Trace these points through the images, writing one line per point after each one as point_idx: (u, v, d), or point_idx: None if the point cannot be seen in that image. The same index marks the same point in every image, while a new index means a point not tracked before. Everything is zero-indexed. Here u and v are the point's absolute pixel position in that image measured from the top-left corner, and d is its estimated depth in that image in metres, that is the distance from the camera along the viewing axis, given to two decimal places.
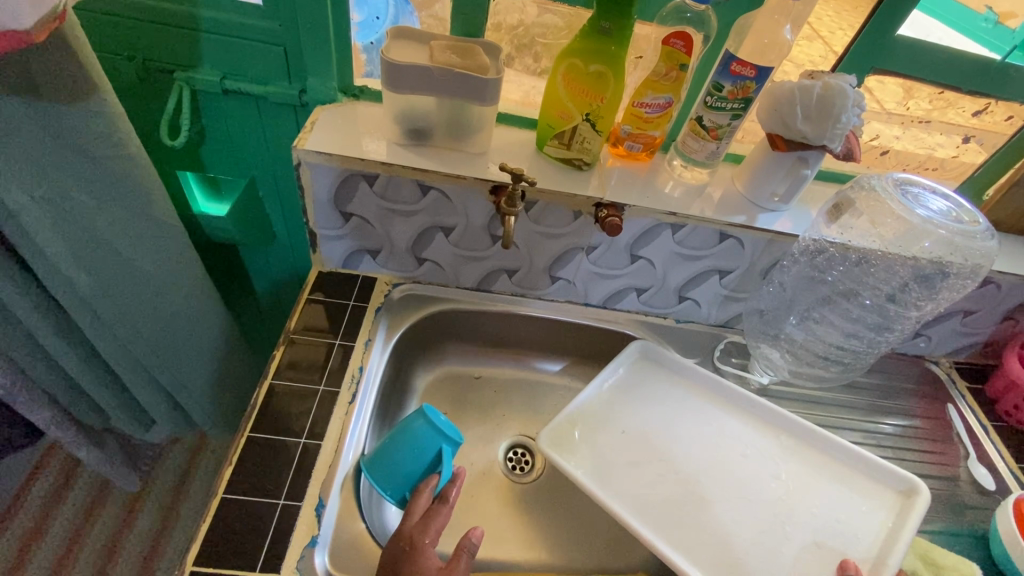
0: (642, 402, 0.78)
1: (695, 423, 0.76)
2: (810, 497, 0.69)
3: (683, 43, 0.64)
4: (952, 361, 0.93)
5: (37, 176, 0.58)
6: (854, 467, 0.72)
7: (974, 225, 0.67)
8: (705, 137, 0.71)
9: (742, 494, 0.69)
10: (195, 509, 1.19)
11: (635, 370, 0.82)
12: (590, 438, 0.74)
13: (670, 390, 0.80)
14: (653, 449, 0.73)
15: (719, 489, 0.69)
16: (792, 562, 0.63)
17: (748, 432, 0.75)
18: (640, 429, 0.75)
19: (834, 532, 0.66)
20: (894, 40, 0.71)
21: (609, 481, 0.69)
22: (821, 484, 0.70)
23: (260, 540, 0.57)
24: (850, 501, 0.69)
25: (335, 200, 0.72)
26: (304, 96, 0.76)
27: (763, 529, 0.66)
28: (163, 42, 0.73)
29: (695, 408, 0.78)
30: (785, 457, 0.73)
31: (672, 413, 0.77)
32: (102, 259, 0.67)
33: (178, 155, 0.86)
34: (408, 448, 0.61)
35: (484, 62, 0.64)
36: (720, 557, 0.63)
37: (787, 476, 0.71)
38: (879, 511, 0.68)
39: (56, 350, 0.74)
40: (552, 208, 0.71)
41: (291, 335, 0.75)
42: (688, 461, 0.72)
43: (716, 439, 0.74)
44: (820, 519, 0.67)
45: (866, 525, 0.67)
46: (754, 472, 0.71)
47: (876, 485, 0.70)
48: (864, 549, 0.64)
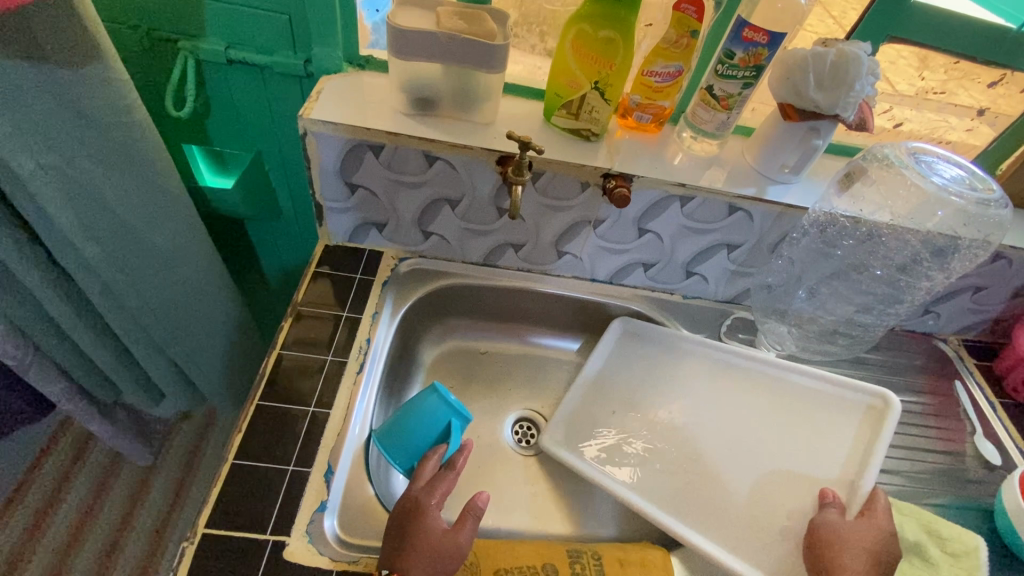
0: (626, 374, 0.79)
1: (676, 387, 0.77)
2: (787, 435, 0.71)
3: (694, 9, 0.63)
4: (960, 339, 0.92)
5: (42, 143, 0.57)
6: (825, 398, 0.74)
7: (988, 193, 0.66)
8: (715, 107, 0.70)
9: (722, 448, 0.71)
10: (205, 483, 1.20)
11: (621, 341, 0.82)
12: (579, 425, 0.75)
13: (651, 357, 0.80)
14: (640, 423, 0.75)
15: (702, 449, 0.71)
16: (776, 500, 0.66)
17: (726, 383, 0.77)
18: (628, 408, 0.76)
19: (809, 464, 0.68)
20: (910, 8, 0.69)
21: (603, 464, 0.71)
22: (795, 421, 0.72)
23: (271, 505, 0.58)
24: (824, 430, 0.71)
25: (342, 171, 0.72)
26: (310, 66, 0.75)
27: (746, 477, 0.68)
28: (165, 10, 0.72)
29: (675, 369, 0.79)
30: (761, 400, 0.75)
31: (656, 380, 0.78)
32: (109, 228, 0.67)
33: (183, 128, 0.86)
34: (418, 420, 0.61)
35: (491, 28, 0.63)
36: (715, 519, 0.65)
37: (763, 421, 0.73)
38: (848, 434, 0.71)
39: (66, 321, 0.74)
40: (560, 179, 0.70)
41: (298, 308, 0.75)
42: (675, 428, 0.74)
43: (697, 398, 0.76)
44: (799, 455, 0.69)
45: (838, 450, 0.69)
46: (734, 425, 0.73)
47: (844, 410, 0.73)
48: (837, 471, 0.67)
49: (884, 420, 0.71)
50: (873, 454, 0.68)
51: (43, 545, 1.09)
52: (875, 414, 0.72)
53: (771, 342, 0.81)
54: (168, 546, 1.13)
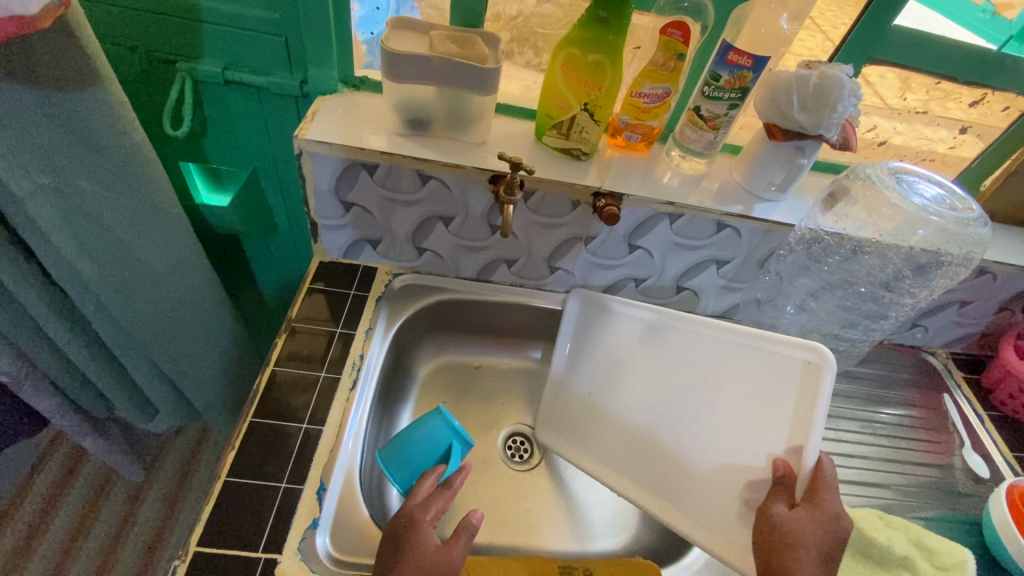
0: (589, 355, 0.79)
1: (631, 363, 0.76)
2: (733, 399, 0.67)
3: (680, 33, 0.64)
4: (948, 352, 0.93)
5: (40, 163, 0.58)
6: (760, 355, 0.66)
7: (967, 212, 0.68)
8: (703, 127, 0.72)
9: (677, 422, 0.70)
10: (198, 497, 1.20)
11: (581, 317, 0.81)
12: (562, 416, 0.79)
13: (608, 335, 0.79)
14: (605, 408, 0.76)
15: (662, 427, 0.71)
16: (733, 471, 0.64)
17: (671, 352, 0.73)
18: (597, 393, 0.78)
19: (755, 431, 0.64)
20: (890, 31, 0.71)
21: (589, 448, 0.76)
22: (736, 385, 0.67)
23: (263, 522, 0.58)
24: (762, 389, 0.65)
25: (336, 189, 0.73)
26: (306, 86, 0.77)
27: (704, 447, 0.67)
28: (162, 31, 0.73)
29: (625, 345, 0.77)
30: (704, 365, 0.70)
31: (611, 359, 0.78)
32: (105, 246, 0.68)
33: (180, 146, 0.87)
34: (421, 439, 0.63)
35: (483, 52, 0.64)
36: (683, 495, 0.67)
37: (710, 389, 0.69)
38: (786, 393, 0.63)
39: (59, 337, 0.75)
40: (551, 197, 0.72)
41: (292, 324, 0.76)
42: (634, 409, 0.74)
43: (646, 376, 0.74)
44: (746, 419, 0.65)
45: (780, 413, 0.63)
46: (684, 396, 0.71)
47: (780, 367, 0.64)
48: (781, 435, 0.62)
49: (824, 370, 0.62)
50: (814, 414, 0.61)
51: (34, 563, 1.08)
52: (813, 369, 0.62)
53: None
54: (160, 562, 1.12)
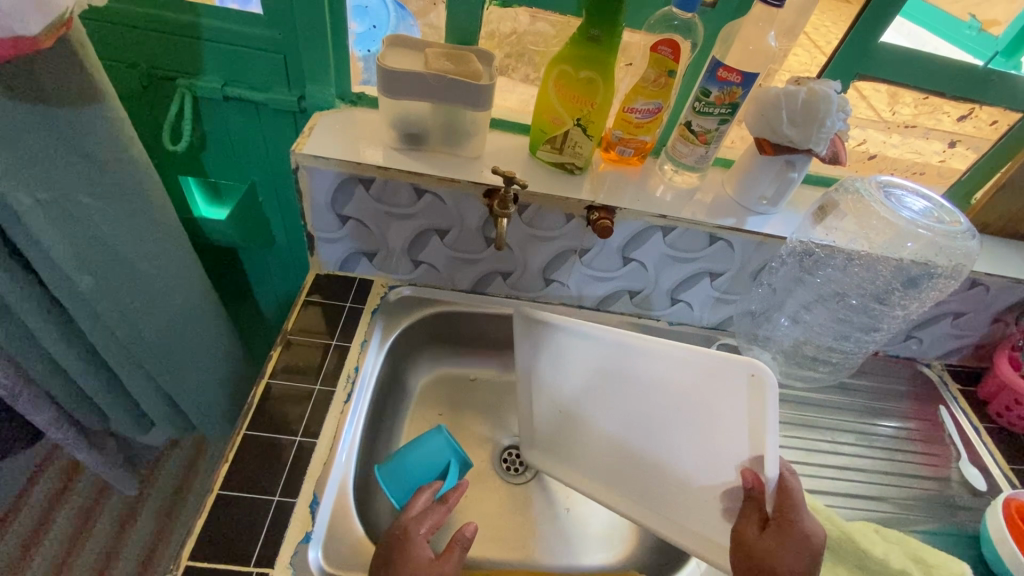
0: (547, 373, 0.76)
1: (589, 380, 0.73)
2: (689, 412, 0.64)
3: (670, 50, 0.65)
4: (944, 363, 0.93)
5: (41, 179, 0.59)
6: (707, 365, 0.62)
7: (955, 225, 0.68)
8: (694, 142, 0.73)
9: (644, 437, 0.69)
10: (193, 512, 1.19)
11: (533, 330, 0.77)
12: (539, 428, 0.79)
13: (562, 351, 0.75)
14: (576, 422, 0.75)
15: (630, 441, 0.70)
16: (706, 483, 0.63)
17: (624, 363, 0.70)
18: (563, 409, 0.76)
19: (716, 443, 0.62)
20: (877, 47, 0.73)
21: (568, 460, 0.76)
22: (690, 395, 0.64)
23: (255, 536, 0.58)
24: (713, 397, 0.62)
25: (332, 203, 0.74)
26: (303, 102, 0.78)
27: (678, 458, 0.66)
28: (163, 49, 0.74)
29: (579, 361, 0.74)
30: (656, 376, 0.67)
31: (571, 372, 0.75)
32: (103, 259, 0.69)
33: (179, 160, 0.88)
34: (418, 455, 0.63)
35: (478, 69, 0.65)
36: (664, 506, 0.67)
37: (666, 403, 0.66)
38: (735, 403, 0.60)
39: (55, 349, 0.75)
40: (545, 211, 0.73)
41: (288, 337, 0.76)
42: (602, 422, 0.73)
43: (606, 389, 0.72)
44: (706, 429, 0.63)
45: (736, 423, 0.60)
46: (645, 410, 0.68)
47: (727, 378, 0.60)
48: (741, 446, 0.60)
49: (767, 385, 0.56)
50: (766, 425, 0.57)
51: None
52: (758, 382, 0.57)
53: None
54: None
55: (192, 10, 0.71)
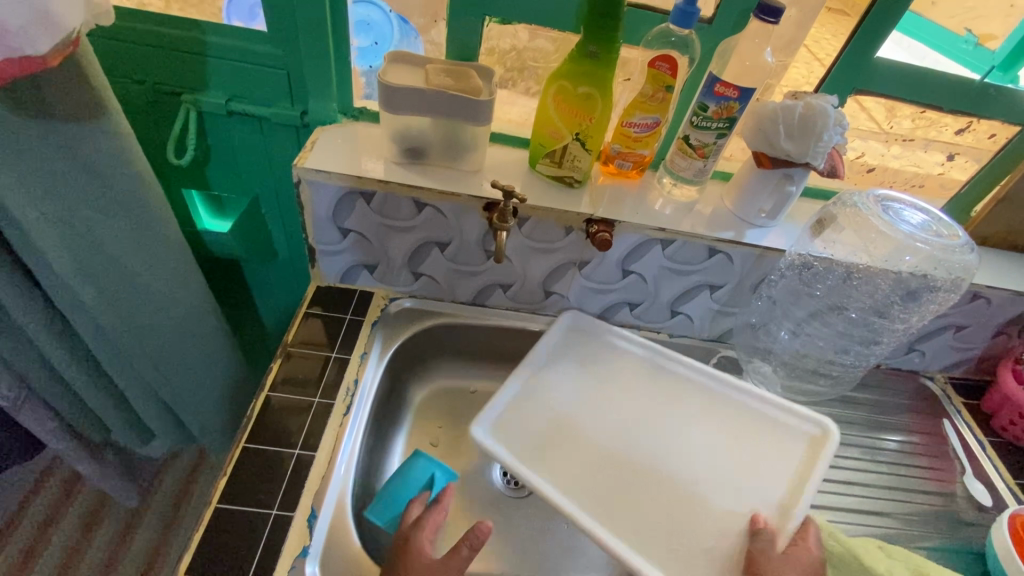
0: (572, 376, 0.80)
1: (620, 389, 0.79)
2: (719, 447, 0.73)
3: (668, 66, 0.66)
4: (947, 376, 0.93)
5: (46, 193, 0.60)
6: (761, 416, 0.76)
7: (953, 238, 0.69)
8: (693, 155, 0.73)
9: (657, 448, 0.73)
10: (191, 525, 1.18)
11: (574, 339, 0.84)
12: (519, 404, 0.76)
13: (600, 360, 0.82)
14: (572, 427, 0.74)
15: (638, 446, 0.73)
16: (705, 518, 0.66)
17: (661, 395, 0.79)
18: (569, 399, 0.77)
19: (740, 480, 0.70)
20: (874, 62, 0.73)
21: (541, 443, 0.72)
22: (726, 441, 0.74)
23: (252, 550, 0.58)
24: (752, 449, 0.73)
25: (334, 216, 0.74)
26: (306, 117, 0.79)
27: (682, 486, 0.69)
28: (169, 65, 0.75)
29: (611, 379, 0.80)
30: (699, 415, 0.76)
31: (601, 383, 0.80)
32: (106, 271, 0.69)
33: (184, 174, 0.89)
34: (402, 479, 0.65)
35: (477, 84, 0.66)
36: (649, 508, 0.67)
37: (700, 432, 0.75)
38: (789, 462, 0.72)
39: (58, 360, 0.76)
40: (544, 223, 0.73)
41: (288, 349, 0.76)
42: (604, 436, 0.73)
43: (629, 408, 0.77)
44: (727, 472, 0.71)
45: (768, 475, 0.71)
46: (673, 428, 0.75)
47: (789, 441, 0.74)
48: (769, 497, 0.69)
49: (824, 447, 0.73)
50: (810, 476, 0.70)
51: None
52: (817, 441, 0.74)
53: (756, 382, 0.82)
54: None
55: (198, 27, 0.72)
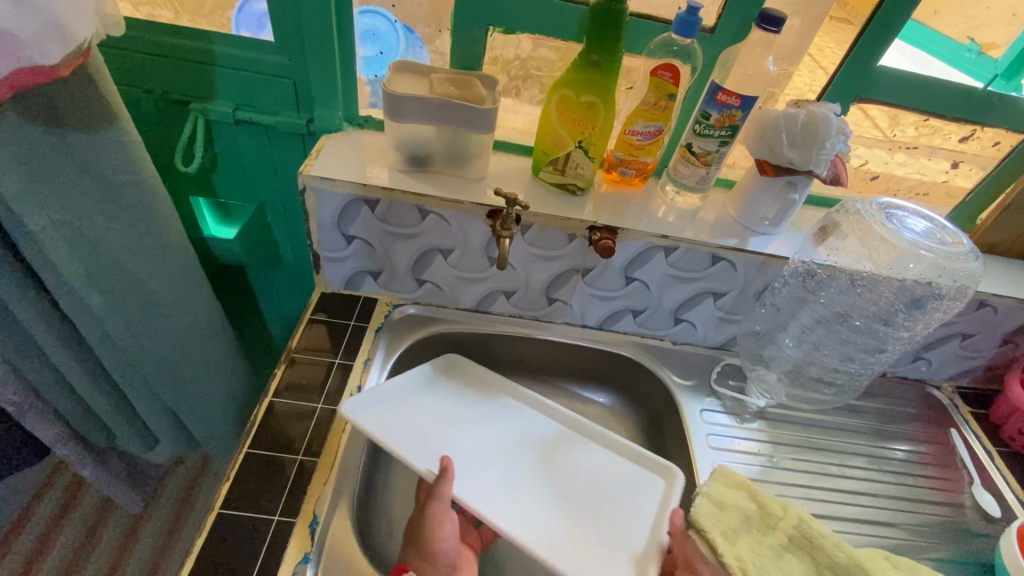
0: (410, 390, 0.76)
1: (488, 420, 0.77)
2: (580, 484, 0.72)
3: (670, 74, 0.66)
4: (955, 386, 0.92)
5: (55, 200, 0.61)
6: (619, 448, 0.77)
7: (957, 246, 0.68)
8: (695, 163, 0.73)
9: (519, 476, 0.71)
10: (194, 533, 1.17)
11: (461, 366, 0.83)
12: (394, 411, 0.72)
13: (467, 393, 0.79)
14: (461, 446, 0.72)
15: (503, 473, 0.70)
16: (576, 555, 0.64)
17: (533, 430, 0.78)
18: (438, 420, 0.73)
19: (610, 508, 0.70)
20: (877, 70, 0.73)
21: (414, 449, 0.68)
22: (602, 477, 0.73)
23: (254, 556, 0.58)
24: (620, 482, 0.73)
25: (338, 223, 0.75)
26: (312, 125, 0.80)
27: (554, 519, 0.67)
28: (177, 75, 0.77)
29: (503, 410, 0.79)
30: (574, 451, 0.76)
31: (450, 405, 0.77)
32: (113, 277, 0.70)
33: (191, 182, 0.90)
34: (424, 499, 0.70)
35: (481, 93, 0.67)
36: (517, 526, 0.64)
37: (567, 465, 0.74)
38: (632, 495, 0.71)
39: (63, 365, 0.77)
40: (547, 230, 0.73)
41: (292, 354, 0.77)
42: (489, 458, 0.71)
43: (512, 435, 0.75)
44: (602, 507, 0.70)
45: (640, 510, 0.70)
46: (529, 459, 0.73)
47: (622, 475, 0.74)
48: (635, 535, 0.67)
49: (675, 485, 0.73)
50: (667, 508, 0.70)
51: None
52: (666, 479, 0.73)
53: (761, 391, 0.82)
54: None
55: (206, 37, 0.73)
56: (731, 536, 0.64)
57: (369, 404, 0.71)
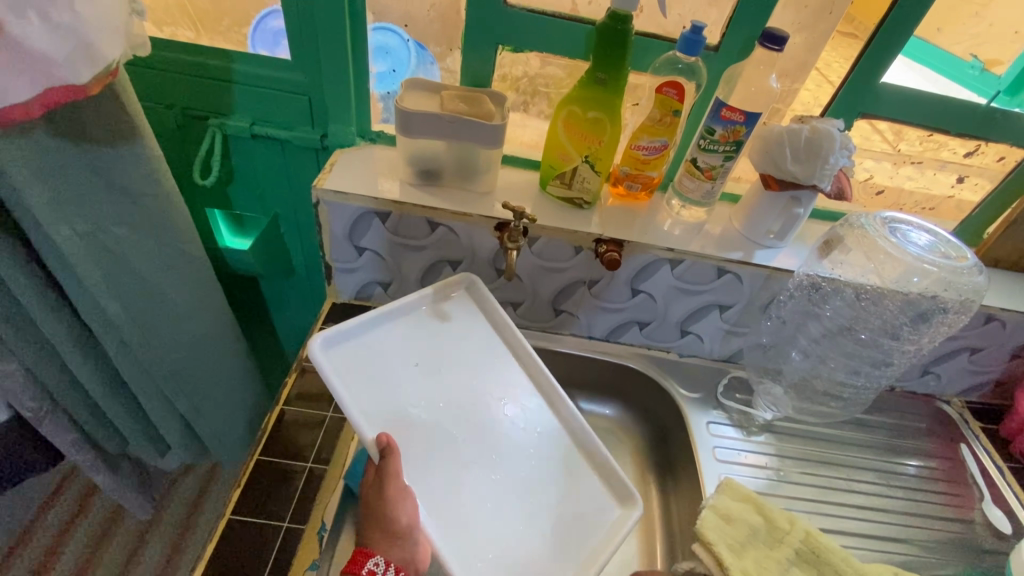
0: (393, 331, 0.68)
1: (463, 380, 0.66)
2: (529, 484, 0.61)
3: (676, 91, 0.67)
4: (964, 400, 0.91)
5: (79, 212, 0.63)
6: (590, 454, 0.65)
7: (960, 261, 0.69)
8: (700, 177, 0.75)
9: (472, 449, 0.61)
10: (202, 542, 1.18)
11: (462, 307, 0.73)
12: (360, 355, 0.65)
13: (459, 342, 0.69)
14: (427, 398, 0.63)
15: (455, 445, 0.61)
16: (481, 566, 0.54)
17: (511, 400, 0.67)
18: (414, 368, 0.65)
19: (558, 529, 0.59)
20: (880, 86, 0.74)
21: (364, 405, 0.59)
22: (549, 485, 0.62)
23: (264, 563, 0.59)
24: (567, 499, 0.61)
25: (350, 235, 0.77)
26: (325, 140, 0.82)
27: (474, 516, 0.57)
28: (197, 92, 0.79)
29: (487, 369, 0.68)
30: (537, 443, 0.64)
31: (435, 350, 0.68)
32: (132, 286, 0.72)
33: (208, 194, 0.93)
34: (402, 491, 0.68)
35: (490, 109, 0.69)
36: (442, 517, 0.56)
37: (534, 458, 0.63)
38: (573, 516, 0.60)
39: (81, 371, 0.79)
40: (554, 243, 0.75)
41: (303, 363, 0.78)
42: (443, 422, 0.62)
43: (483, 397, 0.66)
44: (536, 523, 0.59)
45: (573, 542, 0.58)
46: (495, 435, 0.63)
47: (575, 489, 0.62)
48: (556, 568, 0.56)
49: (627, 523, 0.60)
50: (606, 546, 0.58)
51: None
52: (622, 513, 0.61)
53: (767, 404, 0.83)
54: None
55: (225, 56, 0.76)
56: (738, 550, 0.65)
57: (340, 341, 0.65)
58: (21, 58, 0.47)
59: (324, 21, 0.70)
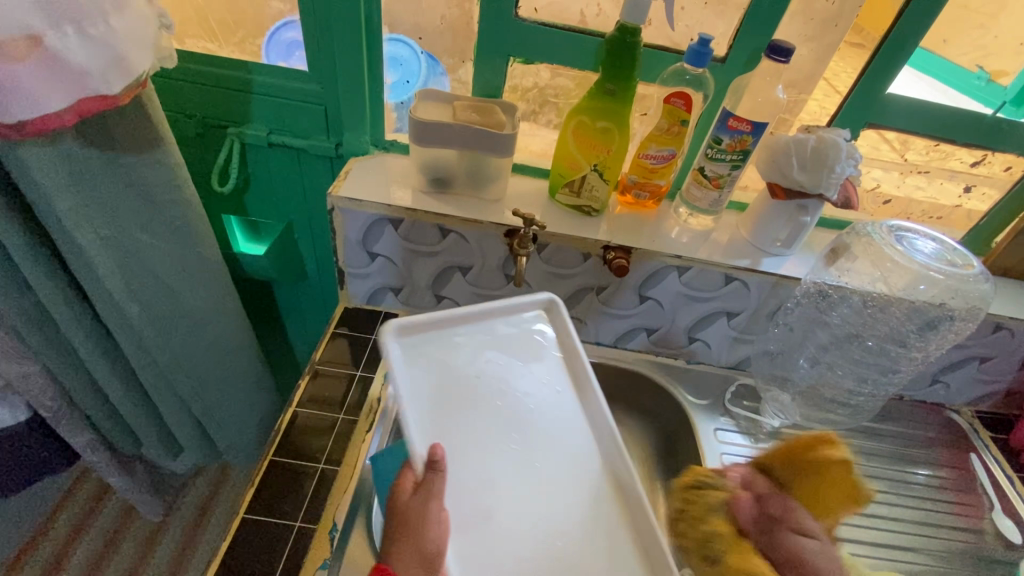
0: (462, 338, 0.64)
1: (521, 408, 0.62)
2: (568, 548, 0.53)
3: (683, 101, 0.69)
4: (974, 410, 0.91)
5: (104, 218, 0.65)
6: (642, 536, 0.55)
7: (967, 268, 0.69)
8: (708, 186, 0.76)
9: (514, 477, 0.56)
10: (210, 546, 1.19)
11: (532, 327, 0.68)
12: (428, 349, 0.62)
13: (531, 365, 0.64)
14: (482, 415, 0.59)
15: (496, 473, 0.56)
16: None
17: (567, 445, 0.60)
18: (479, 380, 0.61)
19: None
20: (885, 97, 0.75)
21: (419, 402, 0.57)
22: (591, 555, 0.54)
23: (276, 562, 0.60)
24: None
25: (363, 241, 0.79)
26: (340, 148, 0.84)
27: (501, 555, 0.52)
28: (217, 102, 0.82)
29: (551, 405, 0.62)
30: (589, 505, 0.56)
31: (501, 370, 0.63)
32: (152, 289, 0.74)
33: (225, 202, 0.96)
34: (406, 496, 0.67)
35: (501, 119, 0.71)
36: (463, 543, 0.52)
37: (580, 515, 0.56)
38: None
39: (99, 373, 0.81)
40: (563, 250, 0.76)
41: (316, 366, 0.80)
42: (491, 446, 0.57)
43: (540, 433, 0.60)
44: None
45: None
46: (544, 461, 0.58)
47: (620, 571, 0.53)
48: None
49: None
50: None
51: None
52: None
53: (775, 411, 0.83)
54: None
55: (245, 67, 0.78)
56: None
57: (411, 329, 0.63)
58: (58, 70, 0.49)
59: (341, 34, 0.73)
